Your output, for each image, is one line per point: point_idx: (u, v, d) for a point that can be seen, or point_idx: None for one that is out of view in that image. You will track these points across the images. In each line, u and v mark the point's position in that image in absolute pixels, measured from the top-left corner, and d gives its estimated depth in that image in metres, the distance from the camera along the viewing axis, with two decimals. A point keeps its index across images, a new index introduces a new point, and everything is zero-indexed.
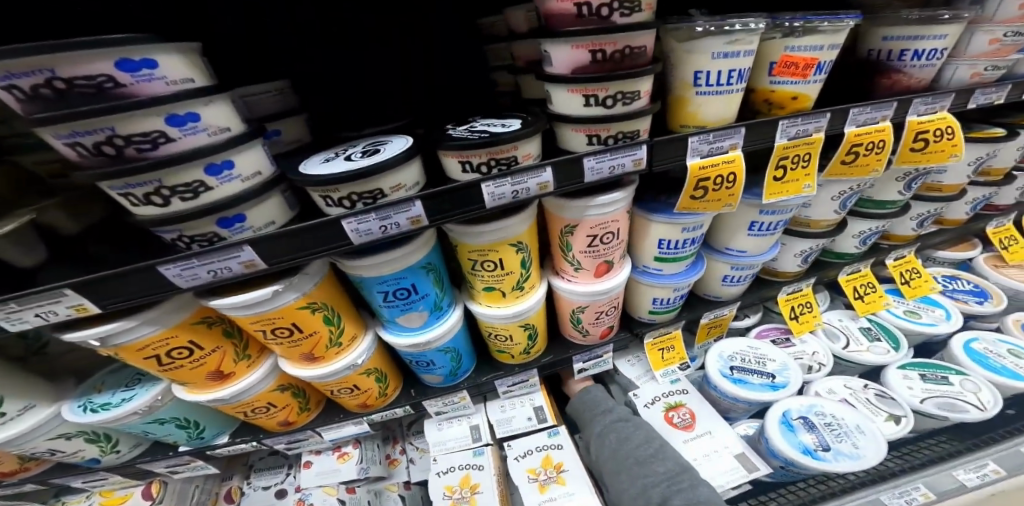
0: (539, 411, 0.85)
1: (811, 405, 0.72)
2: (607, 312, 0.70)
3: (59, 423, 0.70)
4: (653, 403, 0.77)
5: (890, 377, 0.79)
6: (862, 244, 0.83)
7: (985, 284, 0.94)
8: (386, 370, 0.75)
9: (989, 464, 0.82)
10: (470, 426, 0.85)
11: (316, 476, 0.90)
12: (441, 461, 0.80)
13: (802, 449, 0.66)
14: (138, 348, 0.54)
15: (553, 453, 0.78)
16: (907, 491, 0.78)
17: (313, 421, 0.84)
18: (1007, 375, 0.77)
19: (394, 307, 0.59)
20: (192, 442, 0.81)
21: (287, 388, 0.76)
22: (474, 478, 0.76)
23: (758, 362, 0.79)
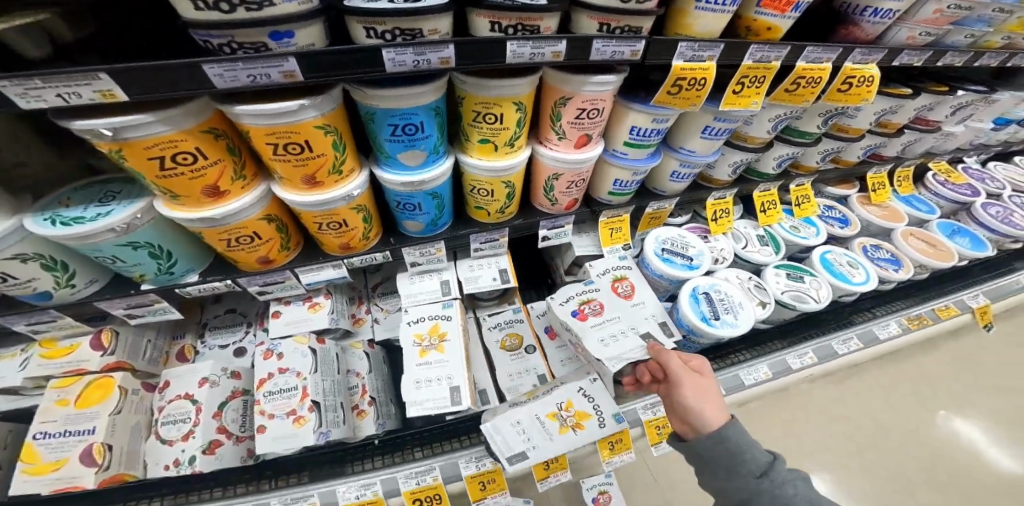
0: (504, 272, 0.83)
1: (713, 284, 0.88)
2: (577, 183, 0.80)
3: (20, 240, 0.49)
4: (604, 274, 0.88)
5: (766, 273, 1.04)
6: (778, 167, 1.03)
7: (848, 215, 1.23)
8: (374, 212, 0.69)
9: (809, 353, 1.17)
10: (441, 280, 0.79)
11: (287, 325, 0.75)
12: (411, 311, 0.76)
13: (700, 317, 0.82)
14: (145, 146, 0.45)
15: (519, 327, 0.89)
16: (757, 371, 1.11)
17: (294, 262, 0.70)
18: (839, 277, 1.06)
19: (397, 143, 0.60)
20: (158, 279, 0.62)
21: (275, 219, 0.63)
22: (443, 328, 0.74)
23: (682, 248, 0.95)
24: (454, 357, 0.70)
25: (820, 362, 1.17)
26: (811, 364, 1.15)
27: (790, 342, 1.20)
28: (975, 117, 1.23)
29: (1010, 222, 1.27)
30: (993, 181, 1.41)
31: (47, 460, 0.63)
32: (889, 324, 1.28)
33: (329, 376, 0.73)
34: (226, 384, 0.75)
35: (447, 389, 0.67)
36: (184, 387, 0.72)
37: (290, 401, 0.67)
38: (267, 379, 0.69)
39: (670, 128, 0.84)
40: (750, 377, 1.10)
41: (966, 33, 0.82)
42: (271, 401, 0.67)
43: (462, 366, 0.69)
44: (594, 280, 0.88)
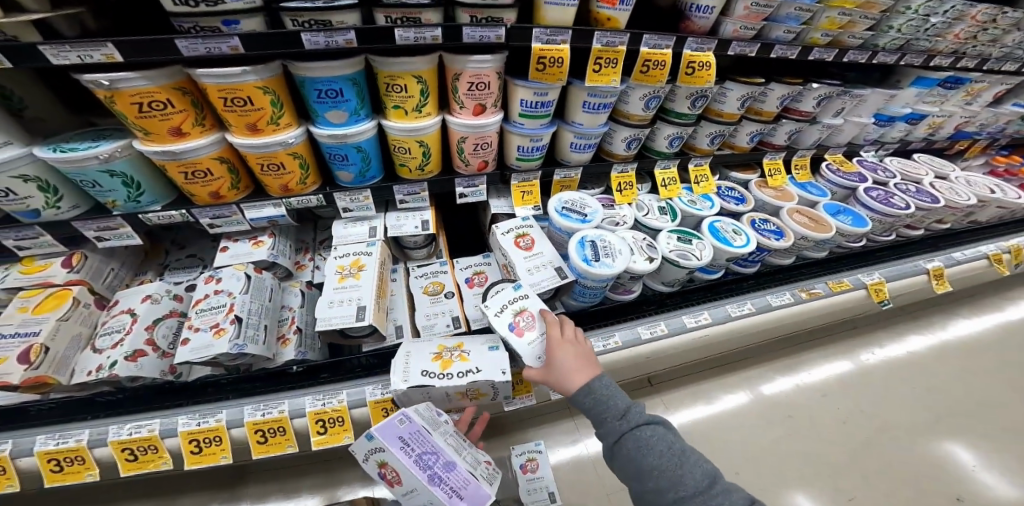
0: (425, 222, 1.00)
1: (601, 235, 1.03)
2: (484, 145, 1.00)
3: (28, 163, 0.69)
4: (508, 232, 1.02)
5: (659, 237, 1.17)
6: (671, 146, 1.23)
7: (746, 195, 1.41)
8: (309, 162, 0.90)
9: (704, 313, 1.21)
10: (370, 226, 0.98)
11: (232, 257, 0.87)
12: (340, 248, 0.92)
13: (582, 260, 0.96)
14: (130, 95, 0.66)
15: (441, 278, 1.02)
16: (654, 326, 1.13)
17: (241, 200, 0.90)
18: (723, 242, 1.20)
19: (324, 104, 0.81)
20: (127, 206, 0.81)
21: (228, 161, 0.83)
22: (362, 261, 0.88)
23: (581, 207, 1.12)
24: (365, 282, 0.84)
25: (716, 320, 1.20)
26: (705, 323, 1.18)
27: (688, 304, 1.24)
28: (852, 112, 1.42)
29: (886, 203, 1.42)
30: (884, 172, 1.58)
31: None
32: (783, 293, 1.35)
33: (259, 298, 0.81)
34: (166, 304, 0.83)
35: (354, 307, 0.79)
36: (130, 304, 0.82)
37: (215, 315, 0.75)
38: (204, 298, 0.78)
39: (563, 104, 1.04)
40: (646, 332, 1.11)
41: (782, 29, 1.01)
42: (200, 317, 0.76)
43: (371, 291, 0.82)
44: (499, 237, 1.01)
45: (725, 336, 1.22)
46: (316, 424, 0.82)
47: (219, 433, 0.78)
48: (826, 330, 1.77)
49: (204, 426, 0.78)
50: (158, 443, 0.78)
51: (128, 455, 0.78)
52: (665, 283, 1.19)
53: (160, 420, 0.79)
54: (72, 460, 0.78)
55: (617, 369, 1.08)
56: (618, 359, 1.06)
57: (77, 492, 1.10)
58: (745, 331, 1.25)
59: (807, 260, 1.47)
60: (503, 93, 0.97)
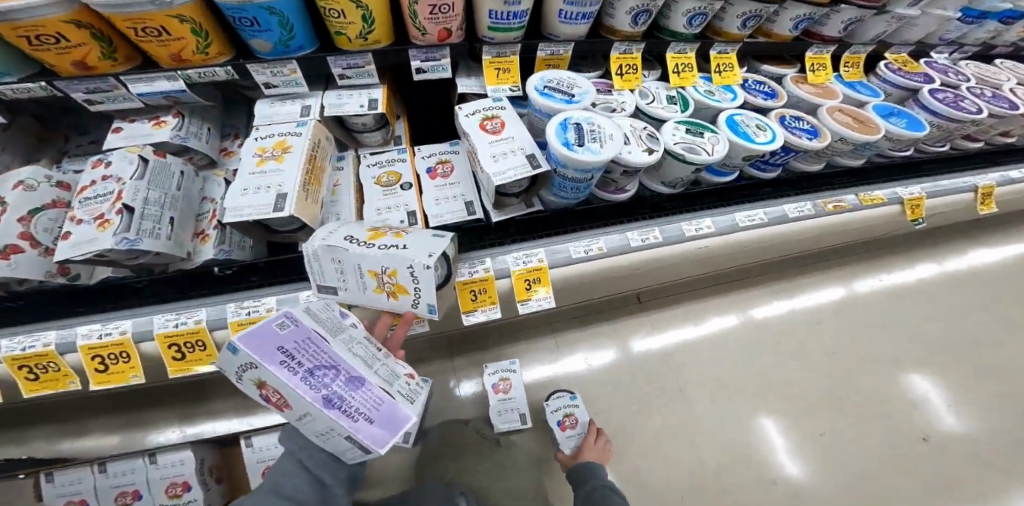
0: (372, 102, 0.83)
1: (587, 117, 0.86)
2: (441, 9, 0.76)
3: None
4: (473, 114, 0.87)
5: (663, 127, 0.96)
6: (690, 26, 1.00)
7: (778, 90, 1.17)
8: (208, 25, 0.66)
9: (707, 221, 1.05)
10: (302, 105, 0.81)
11: (126, 138, 0.73)
12: (263, 129, 0.76)
13: (563, 143, 0.79)
14: None
15: (397, 166, 0.87)
16: (648, 233, 0.97)
17: (121, 73, 0.69)
18: (743, 137, 0.97)
19: None
20: None
21: (86, 25, 0.59)
22: (289, 142, 0.73)
23: (567, 87, 0.93)
24: (289, 165, 0.69)
25: (718, 230, 1.04)
26: (707, 233, 1.03)
27: (689, 208, 1.08)
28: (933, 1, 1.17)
29: (955, 105, 1.19)
30: (957, 74, 1.32)
31: None
32: (805, 204, 1.17)
33: (156, 184, 0.65)
34: (47, 193, 0.70)
35: (273, 195, 0.65)
36: None
37: (100, 205, 0.60)
38: (91, 186, 0.64)
39: None
40: (637, 238, 0.96)
41: None
42: (85, 207, 0.62)
43: (295, 175, 0.67)
44: (462, 119, 0.86)
45: (728, 248, 1.08)
46: None
47: (126, 349, 0.64)
48: (837, 253, 1.63)
49: (108, 340, 0.64)
50: (59, 361, 0.65)
51: (27, 374, 0.66)
52: (666, 184, 1.01)
53: (57, 332, 0.65)
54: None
55: (600, 280, 0.96)
56: (601, 267, 0.93)
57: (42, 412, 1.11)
58: (751, 245, 1.10)
59: (838, 168, 1.27)
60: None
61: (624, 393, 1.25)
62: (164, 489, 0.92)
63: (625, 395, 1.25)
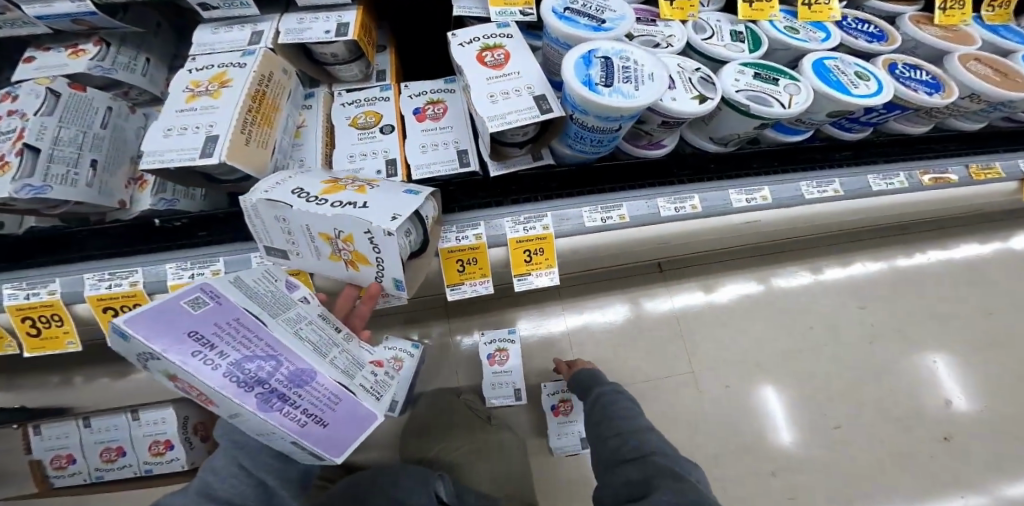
0: (341, 26, 0.67)
1: (620, 50, 0.67)
2: None
3: None
4: (469, 43, 0.69)
5: (724, 71, 0.76)
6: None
7: (888, 31, 0.95)
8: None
9: (763, 190, 0.83)
10: (252, 31, 0.67)
11: (38, 69, 0.62)
12: (200, 61, 0.62)
13: (582, 82, 0.62)
14: None
15: (377, 106, 0.73)
16: (684, 200, 0.77)
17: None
18: (834, 87, 0.78)
19: None
20: None
21: None
22: (228, 75, 0.59)
23: (595, 10, 0.72)
24: (226, 102, 0.56)
25: (777, 201, 0.82)
26: (762, 205, 0.81)
27: (740, 172, 0.85)
28: None
29: None
30: None
31: None
32: (896, 174, 0.93)
33: (71, 119, 0.55)
34: None
35: (202, 138, 0.52)
36: None
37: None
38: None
39: None
40: (670, 207, 0.77)
41: None
42: None
43: (230, 112, 0.54)
44: (454, 50, 0.69)
45: (787, 224, 0.87)
46: None
47: (57, 310, 0.57)
48: (889, 229, 1.45)
49: (36, 301, 0.57)
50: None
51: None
52: (715, 140, 0.83)
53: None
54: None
55: (614, 253, 0.78)
56: (618, 240, 0.75)
57: (44, 360, 1.12)
58: (816, 220, 0.89)
59: (948, 132, 1.04)
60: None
61: (627, 360, 1.18)
62: (147, 447, 0.90)
63: (631, 361, 1.18)
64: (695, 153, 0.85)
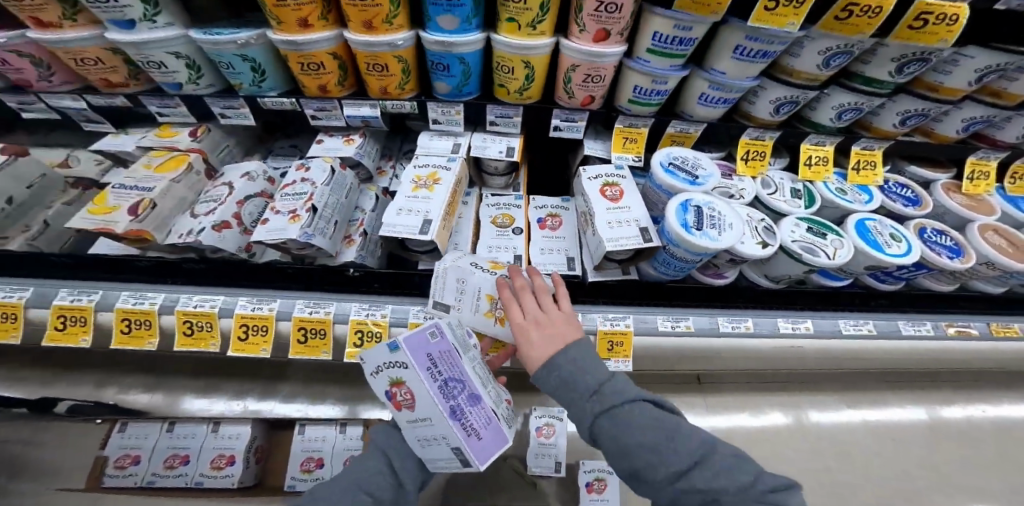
0: (510, 150, 0.95)
1: (709, 202, 0.90)
2: (594, 77, 0.89)
3: (183, 44, 0.81)
4: (596, 178, 0.96)
5: (783, 223, 0.98)
6: (838, 120, 1.06)
7: (923, 197, 1.14)
8: (412, 67, 0.87)
9: (807, 323, 1.04)
10: (454, 143, 0.95)
11: (324, 149, 0.94)
12: (420, 159, 0.92)
13: (681, 225, 0.84)
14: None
15: (512, 211, 0.99)
16: (739, 321, 1.00)
17: (344, 97, 0.91)
18: (871, 246, 0.97)
19: (437, 5, 0.74)
20: (251, 89, 0.90)
21: (341, 58, 0.83)
22: (439, 175, 0.88)
23: (690, 167, 0.97)
24: (436, 196, 0.85)
25: (818, 332, 1.02)
26: (804, 333, 1.01)
27: (790, 305, 1.07)
28: None
29: None
30: None
31: (110, 203, 0.80)
32: (923, 322, 1.11)
33: (336, 193, 0.87)
34: (260, 184, 0.91)
35: (421, 219, 0.81)
36: (229, 178, 0.89)
37: (296, 203, 0.81)
38: (293, 184, 0.85)
39: (707, 47, 0.92)
40: (728, 325, 0.99)
41: None
42: (285, 200, 0.83)
43: (439, 206, 0.83)
44: (585, 180, 0.96)
45: (824, 353, 1.04)
46: (356, 334, 0.85)
47: (268, 322, 0.84)
48: (928, 375, 1.50)
49: (258, 313, 0.84)
50: (214, 323, 0.84)
51: (187, 329, 0.84)
52: (769, 277, 1.04)
53: (222, 299, 0.86)
54: (141, 323, 0.84)
55: (681, 357, 0.98)
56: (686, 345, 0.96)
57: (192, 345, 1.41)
58: (857, 357, 1.05)
59: (975, 293, 1.18)
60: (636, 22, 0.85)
61: None
62: (211, 459, 1.11)
63: None
64: (751, 285, 1.05)
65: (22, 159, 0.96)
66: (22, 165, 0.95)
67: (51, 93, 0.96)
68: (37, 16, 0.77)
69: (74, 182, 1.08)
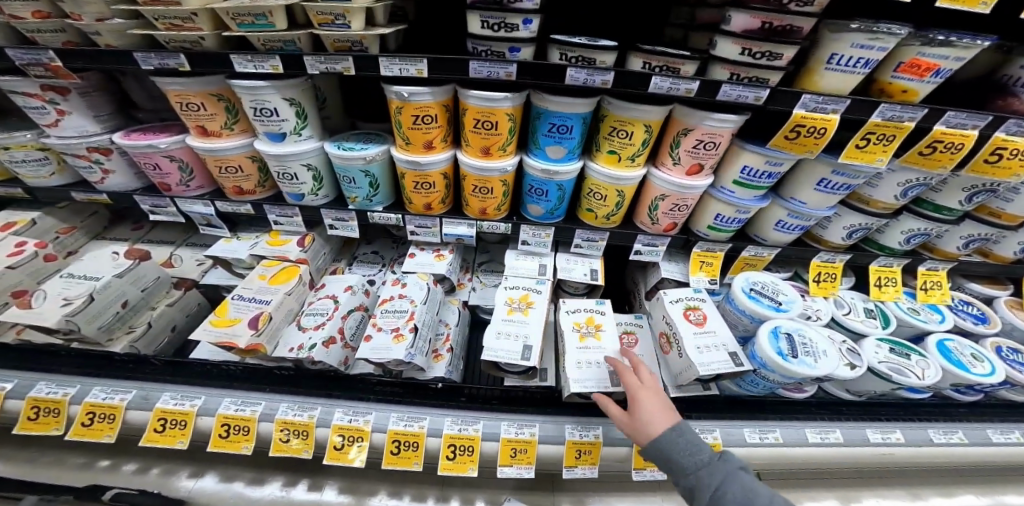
0: (593, 272, 1.07)
1: (798, 328, 0.98)
2: (681, 206, 0.98)
3: (313, 157, 0.99)
4: (677, 301, 1.05)
5: (865, 343, 1.05)
6: (906, 243, 1.07)
7: (989, 313, 1.19)
8: (510, 190, 1.01)
9: (897, 432, 1.13)
10: (540, 263, 1.09)
11: (417, 264, 1.12)
12: (510, 280, 1.05)
13: (777, 353, 0.92)
14: (414, 106, 0.85)
15: (596, 316, 1.02)
16: (828, 432, 1.10)
17: (444, 214, 1.07)
18: (957, 366, 1.03)
19: (550, 138, 0.89)
20: (361, 203, 1.06)
21: (449, 177, 1.01)
22: (531, 298, 1.00)
23: (772, 292, 1.06)
24: (532, 321, 0.95)
25: (910, 442, 1.12)
26: (895, 443, 1.11)
27: (874, 417, 1.17)
28: None
29: None
30: None
31: (230, 316, 0.96)
32: (1011, 430, 1.16)
33: (430, 311, 1.03)
34: (357, 298, 1.09)
35: (521, 345, 0.90)
36: (333, 291, 1.08)
37: (399, 321, 0.97)
38: (391, 299, 1.02)
39: (784, 179, 0.97)
40: (817, 436, 1.10)
41: None
42: (385, 317, 0.99)
43: (536, 331, 0.93)
44: (667, 304, 1.05)
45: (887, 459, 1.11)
46: (449, 447, 1.03)
47: (363, 434, 1.03)
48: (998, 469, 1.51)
49: (353, 424, 1.04)
50: (311, 431, 1.04)
51: (283, 435, 1.03)
52: (851, 392, 1.16)
53: (320, 410, 1.07)
54: (239, 429, 1.04)
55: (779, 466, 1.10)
56: (782, 457, 1.08)
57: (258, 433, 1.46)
58: (945, 461, 1.13)
59: None
60: (723, 156, 0.93)
61: None
62: None
63: None
64: (835, 398, 1.18)
65: (143, 263, 1.12)
66: (141, 269, 1.11)
67: (184, 197, 1.08)
68: (204, 126, 0.93)
69: (179, 282, 1.22)
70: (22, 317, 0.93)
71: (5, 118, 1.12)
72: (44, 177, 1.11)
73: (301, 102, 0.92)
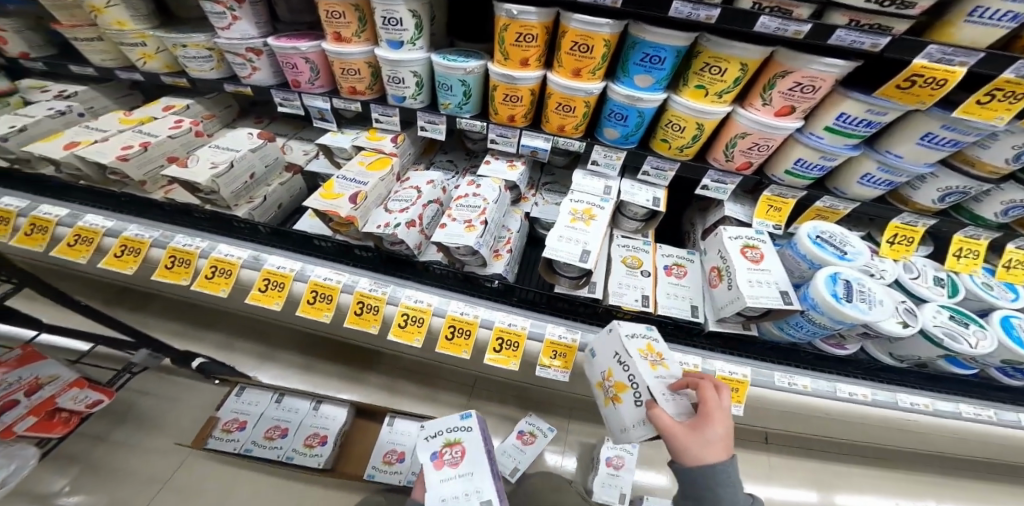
0: (656, 200, 1.17)
1: (858, 278, 1.01)
2: (759, 146, 1.05)
3: (421, 64, 1.15)
4: (737, 238, 1.10)
5: (924, 306, 1.07)
6: (1003, 214, 1.04)
7: None
8: (590, 112, 1.13)
9: (926, 400, 1.13)
10: (606, 185, 1.20)
11: (492, 170, 1.26)
12: (576, 194, 1.16)
13: (832, 295, 0.96)
14: (520, 23, 0.97)
15: (654, 343, 0.86)
16: (855, 390, 1.11)
17: (524, 127, 1.20)
18: (1017, 342, 1.03)
19: (639, 67, 0.99)
20: (454, 109, 1.22)
21: (535, 94, 1.14)
22: (594, 212, 1.11)
23: (840, 243, 1.09)
24: (593, 230, 1.06)
25: (935, 411, 1.11)
26: (921, 410, 1.11)
27: (905, 382, 1.16)
28: None
29: None
30: None
31: (336, 191, 1.15)
32: None
33: (498, 211, 1.17)
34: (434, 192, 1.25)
35: (581, 249, 1.02)
36: (417, 183, 1.25)
37: (471, 214, 1.11)
38: (465, 196, 1.16)
39: (882, 132, 0.99)
40: (844, 391, 1.11)
41: None
42: (461, 210, 1.13)
43: (596, 238, 1.04)
44: (727, 239, 1.10)
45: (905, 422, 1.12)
46: (498, 340, 1.16)
47: (425, 315, 1.19)
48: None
49: (418, 305, 1.21)
50: (382, 306, 1.22)
51: (359, 309, 1.22)
52: (893, 356, 1.15)
53: (390, 289, 1.24)
54: (324, 297, 1.23)
55: (795, 410, 1.13)
56: (805, 401, 1.11)
57: None
58: (969, 434, 1.15)
59: None
60: (822, 101, 0.95)
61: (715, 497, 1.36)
62: (305, 437, 1.33)
63: None
64: (871, 358, 1.18)
65: (269, 144, 1.34)
66: (267, 149, 1.33)
67: (310, 93, 1.29)
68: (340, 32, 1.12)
69: (290, 166, 1.45)
70: (182, 174, 1.17)
71: (184, 24, 1.39)
72: (206, 71, 1.36)
73: (420, 14, 1.08)
